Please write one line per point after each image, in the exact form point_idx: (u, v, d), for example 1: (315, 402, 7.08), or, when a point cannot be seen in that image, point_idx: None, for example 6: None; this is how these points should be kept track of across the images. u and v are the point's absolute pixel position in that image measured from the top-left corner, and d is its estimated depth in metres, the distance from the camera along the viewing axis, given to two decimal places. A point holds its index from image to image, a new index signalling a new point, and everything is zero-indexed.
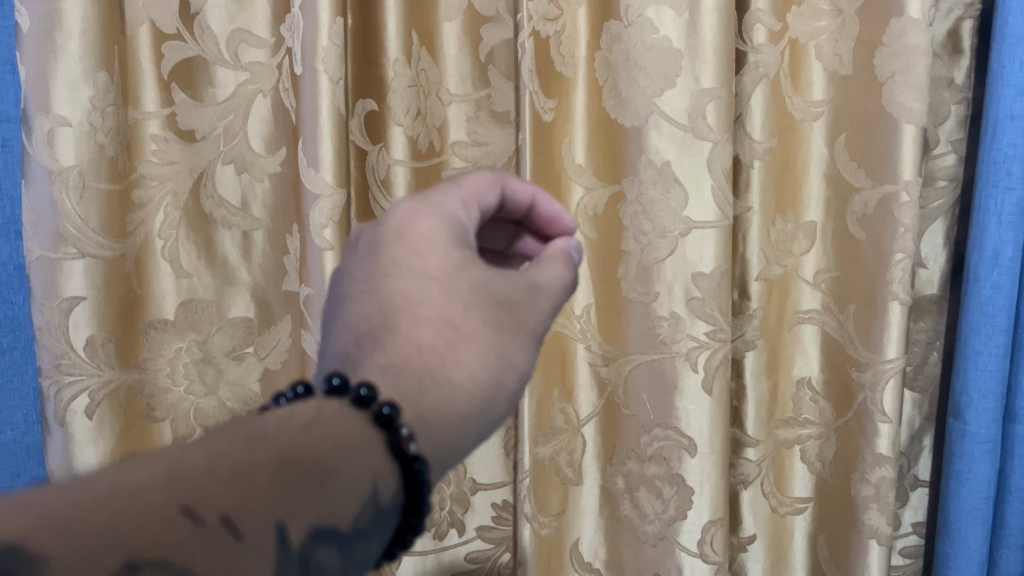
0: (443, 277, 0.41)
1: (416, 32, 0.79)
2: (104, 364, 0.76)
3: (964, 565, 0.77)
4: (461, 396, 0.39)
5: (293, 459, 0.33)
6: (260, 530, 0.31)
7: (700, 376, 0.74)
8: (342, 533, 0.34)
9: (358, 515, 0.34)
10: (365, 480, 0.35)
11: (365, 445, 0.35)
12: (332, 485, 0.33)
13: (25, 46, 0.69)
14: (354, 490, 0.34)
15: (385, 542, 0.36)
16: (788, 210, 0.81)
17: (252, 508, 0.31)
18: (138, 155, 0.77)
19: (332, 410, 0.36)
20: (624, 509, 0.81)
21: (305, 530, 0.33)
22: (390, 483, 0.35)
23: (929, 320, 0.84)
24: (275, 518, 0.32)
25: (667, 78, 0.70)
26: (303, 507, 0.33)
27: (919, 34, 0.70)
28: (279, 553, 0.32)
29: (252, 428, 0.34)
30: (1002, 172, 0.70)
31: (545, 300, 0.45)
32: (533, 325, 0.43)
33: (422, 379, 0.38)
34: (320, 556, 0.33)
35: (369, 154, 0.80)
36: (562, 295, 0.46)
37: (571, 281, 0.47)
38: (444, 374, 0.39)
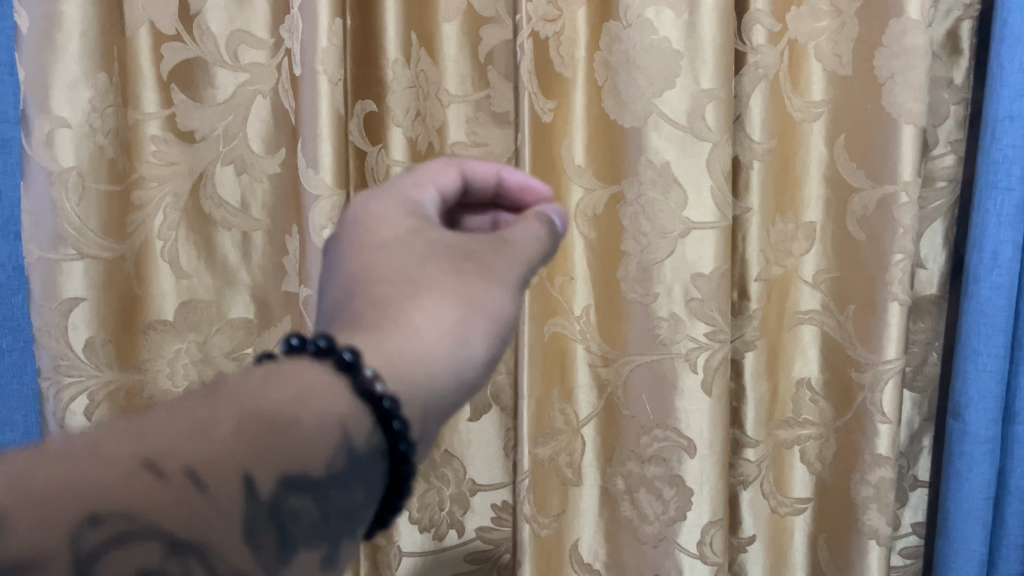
0: (396, 245, 0.40)
1: (416, 32, 0.80)
2: (104, 364, 0.76)
3: (964, 565, 0.77)
4: (427, 345, 0.36)
5: (256, 409, 0.32)
6: (226, 482, 0.30)
7: (699, 377, 0.74)
8: (314, 480, 0.32)
9: (330, 464, 0.32)
10: (335, 426, 0.33)
11: (329, 388, 0.33)
12: (297, 433, 0.32)
13: (24, 46, 0.69)
14: (324, 437, 0.33)
15: (372, 501, 0.35)
16: (788, 210, 0.81)
17: (215, 461, 0.30)
18: (138, 155, 0.77)
19: (297, 364, 0.34)
20: (625, 510, 0.80)
21: (273, 480, 0.31)
22: (363, 428, 0.33)
23: (928, 321, 0.84)
24: (240, 467, 0.31)
25: (666, 78, 0.70)
26: (269, 459, 0.31)
27: (918, 35, 0.70)
28: (248, 503, 0.31)
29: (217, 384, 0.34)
30: (1002, 172, 0.70)
31: (515, 254, 0.42)
32: (501, 273, 0.41)
33: (381, 333, 0.36)
34: (293, 505, 0.32)
35: (369, 154, 0.80)
36: (532, 248, 0.44)
37: (544, 236, 0.45)
38: (406, 325, 0.37)
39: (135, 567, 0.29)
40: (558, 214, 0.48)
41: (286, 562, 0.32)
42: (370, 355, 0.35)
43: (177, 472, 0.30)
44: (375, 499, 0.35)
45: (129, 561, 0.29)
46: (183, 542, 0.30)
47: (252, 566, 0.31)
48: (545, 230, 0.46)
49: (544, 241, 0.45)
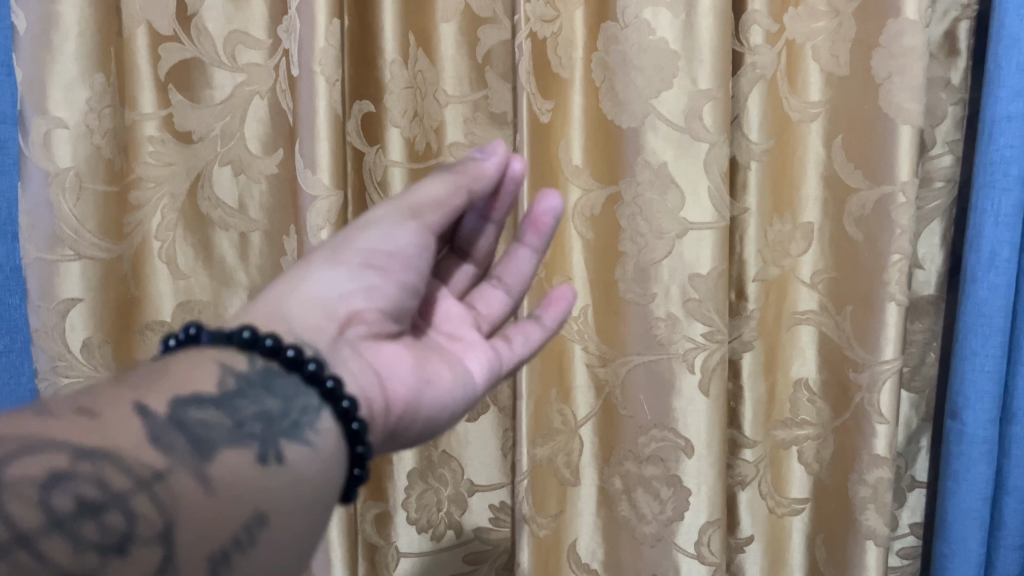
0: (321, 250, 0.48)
1: (413, 32, 0.80)
2: (101, 365, 0.76)
3: (962, 565, 0.77)
4: (305, 285, 0.45)
5: (134, 373, 0.38)
6: (117, 408, 0.35)
7: (697, 377, 0.74)
8: (212, 398, 0.37)
9: (221, 383, 0.38)
10: (209, 362, 0.39)
11: (197, 348, 0.40)
12: (172, 372, 0.38)
13: (22, 47, 0.69)
14: (201, 370, 0.38)
15: (306, 409, 0.39)
16: (785, 211, 0.82)
17: (103, 398, 0.35)
18: (136, 156, 0.77)
19: (179, 350, 0.41)
20: (622, 510, 0.80)
21: (167, 402, 0.36)
22: (240, 358, 0.40)
23: (926, 321, 0.84)
24: (130, 400, 0.35)
25: (664, 79, 0.70)
26: (152, 391, 0.36)
27: (917, 35, 0.70)
28: (147, 419, 0.35)
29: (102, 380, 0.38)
30: (1000, 173, 0.70)
31: (406, 200, 0.49)
32: (394, 210, 0.49)
33: (288, 282, 0.46)
34: (197, 416, 0.36)
35: (367, 155, 0.80)
36: (433, 186, 0.50)
37: (449, 174, 0.51)
38: (295, 274, 0.46)
39: (45, 472, 0.31)
40: (494, 157, 0.52)
41: (210, 460, 0.35)
42: (278, 291, 0.46)
43: (69, 409, 0.34)
44: (304, 408, 0.39)
45: (38, 468, 0.31)
46: (90, 450, 0.32)
47: (170, 464, 0.34)
48: (460, 175, 0.51)
49: (457, 184, 0.50)
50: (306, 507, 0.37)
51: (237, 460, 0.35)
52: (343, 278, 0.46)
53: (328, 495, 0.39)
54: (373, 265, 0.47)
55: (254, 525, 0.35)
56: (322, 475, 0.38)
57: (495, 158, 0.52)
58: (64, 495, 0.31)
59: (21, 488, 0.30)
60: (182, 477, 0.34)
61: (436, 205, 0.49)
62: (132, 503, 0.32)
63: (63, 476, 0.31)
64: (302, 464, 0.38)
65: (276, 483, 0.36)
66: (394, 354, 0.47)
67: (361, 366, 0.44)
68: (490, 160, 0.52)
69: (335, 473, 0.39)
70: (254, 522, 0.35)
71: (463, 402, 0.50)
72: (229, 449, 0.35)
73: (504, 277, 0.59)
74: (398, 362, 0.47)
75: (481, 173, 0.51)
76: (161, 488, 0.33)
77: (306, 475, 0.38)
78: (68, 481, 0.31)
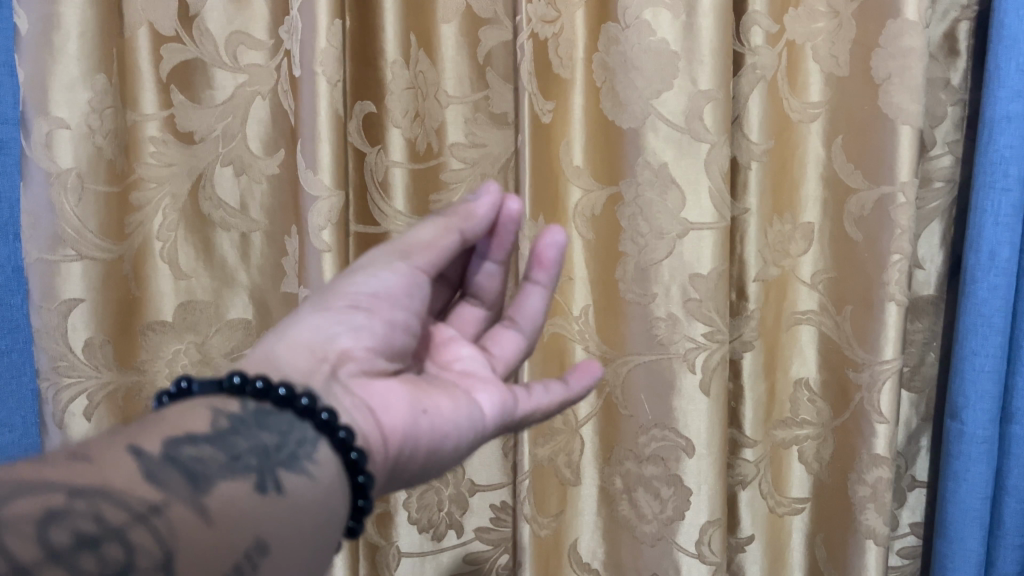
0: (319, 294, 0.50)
1: (414, 33, 0.80)
2: (103, 365, 0.76)
3: (962, 565, 0.77)
4: (292, 331, 0.46)
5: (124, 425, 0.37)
6: (111, 450, 0.34)
7: (697, 377, 0.74)
8: (205, 437, 0.37)
9: (213, 422, 0.38)
10: (202, 408, 0.39)
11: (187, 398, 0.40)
12: (166, 417, 0.38)
13: (23, 48, 0.69)
14: (193, 414, 0.38)
15: (302, 441, 0.39)
16: (785, 211, 0.82)
17: (94, 446, 0.35)
18: (137, 157, 0.77)
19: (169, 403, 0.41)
20: (622, 509, 0.81)
21: (159, 442, 0.35)
22: (231, 402, 0.40)
23: (925, 321, 0.84)
24: (123, 444, 0.35)
25: (664, 79, 0.70)
26: (145, 434, 0.36)
27: (916, 36, 0.70)
28: (141, 459, 0.34)
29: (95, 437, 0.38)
30: (1000, 173, 0.71)
31: (395, 244, 0.50)
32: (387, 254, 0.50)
33: (277, 331, 0.46)
34: (191, 453, 0.36)
35: (368, 155, 0.80)
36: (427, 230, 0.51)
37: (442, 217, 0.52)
38: (283, 323, 0.47)
39: (40, 509, 0.30)
40: (487, 196, 0.53)
41: (207, 491, 0.34)
42: (274, 332, 0.47)
43: (60, 455, 0.33)
44: (300, 441, 0.39)
45: (32, 507, 0.30)
46: (84, 488, 0.32)
47: (167, 498, 0.33)
48: (451, 217, 0.52)
49: (447, 226, 0.51)
50: (308, 537, 0.37)
51: (235, 492, 0.35)
52: (330, 320, 0.46)
53: (330, 525, 0.38)
54: (363, 307, 0.47)
55: (256, 553, 0.34)
56: (323, 504, 0.38)
57: (488, 197, 0.53)
58: (61, 530, 0.30)
59: (17, 524, 0.29)
60: (179, 509, 0.33)
61: (424, 246, 0.50)
62: (130, 535, 0.31)
63: (59, 513, 0.30)
64: (301, 494, 0.37)
65: (277, 512, 0.36)
66: (390, 389, 0.46)
67: (354, 403, 0.44)
68: (483, 200, 0.53)
69: (336, 503, 0.39)
70: (255, 551, 0.34)
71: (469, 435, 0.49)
72: (226, 481, 0.35)
73: (516, 317, 0.59)
74: (395, 395, 0.46)
75: (471, 212, 0.52)
76: (158, 519, 0.32)
77: (306, 505, 0.37)
78: (64, 516, 0.30)
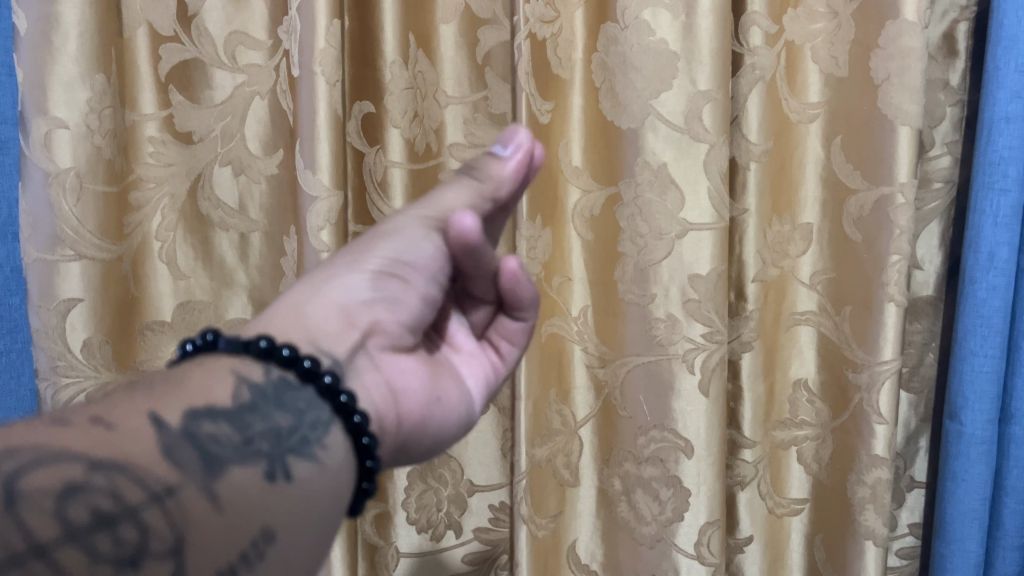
0: (345, 251, 0.48)
1: (413, 34, 0.80)
2: (102, 366, 0.76)
3: (961, 566, 0.77)
4: (326, 291, 0.45)
5: (148, 382, 0.37)
6: (132, 419, 0.34)
7: (696, 378, 0.74)
8: (225, 411, 0.36)
9: (235, 394, 0.37)
10: (225, 370, 0.38)
11: (213, 355, 0.40)
12: (189, 380, 0.37)
13: (23, 48, 0.69)
14: (216, 381, 0.38)
15: (315, 424, 0.38)
16: (784, 212, 0.82)
17: (117, 409, 0.35)
18: (135, 156, 0.78)
19: (196, 357, 0.40)
20: (622, 510, 0.80)
21: (180, 414, 0.35)
22: (256, 368, 0.39)
23: (925, 322, 0.84)
24: (146, 410, 0.35)
25: (663, 79, 0.70)
26: (167, 402, 0.36)
27: (915, 37, 0.70)
28: (159, 433, 0.34)
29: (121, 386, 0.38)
30: (999, 173, 0.70)
31: (431, 209, 0.49)
32: (424, 223, 0.49)
33: (308, 288, 0.45)
34: (209, 431, 0.35)
35: (367, 155, 0.80)
36: (461, 197, 0.50)
37: (476, 182, 0.50)
38: (314, 280, 0.45)
39: (61, 483, 0.31)
40: (515, 156, 0.51)
41: (219, 476, 0.34)
42: (304, 292, 0.45)
43: (85, 418, 0.34)
44: (313, 423, 0.38)
45: (52, 479, 0.31)
46: (104, 461, 0.32)
47: (181, 480, 0.33)
48: (483, 181, 0.50)
49: (479, 194, 0.50)
50: (313, 527, 0.37)
51: (246, 479, 0.35)
52: (369, 286, 0.46)
53: (336, 512, 0.38)
54: (399, 277, 0.47)
55: (262, 541, 0.35)
56: (331, 491, 0.38)
57: (518, 155, 0.51)
58: (79, 507, 0.31)
59: (36, 498, 0.30)
60: (192, 493, 0.33)
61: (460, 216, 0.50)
62: (144, 516, 0.32)
63: (78, 487, 0.31)
64: (309, 482, 0.37)
65: (285, 501, 0.36)
66: (408, 366, 0.47)
67: (378, 380, 0.44)
68: (512, 159, 0.51)
69: (343, 488, 0.39)
70: (262, 539, 0.35)
71: (466, 422, 0.51)
72: (238, 466, 0.35)
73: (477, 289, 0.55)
74: (412, 375, 0.47)
75: (503, 176, 0.51)
76: (172, 502, 0.33)
77: (314, 492, 0.37)
78: (82, 492, 0.31)
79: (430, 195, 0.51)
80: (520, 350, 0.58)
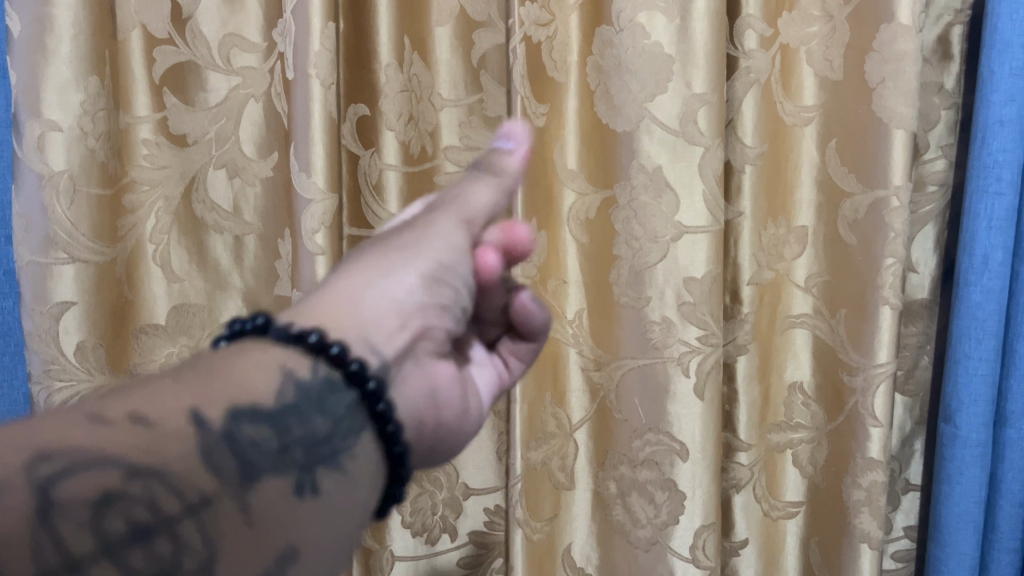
0: (390, 241, 0.45)
1: (408, 37, 0.79)
2: (95, 369, 0.75)
3: (956, 570, 0.77)
4: (379, 287, 0.42)
5: (193, 368, 0.37)
6: (172, 418, 0.34)
7: (691, 381, 0.74)
8: (267, 412, 0.36)
9: (279, 392, 0.37)
10: (271, 362, 0.38)
11: (262, 342, 0.39)
12: (234, 373, 0.37)
13: (16, 50, 0.69)
14: (261, 372, 0.37)
15: (349, 432, 0.38)
16: (779, 215, 0.82)
17: (155, 402, 0.34)
18: (130, 160, 0.77)
19: (244, 341, 0.39)
20: (617, 514, 0.80)
21: (223, 412, 0.35)
22: (302, 362, 0.38)
23: (920, 325, 0.84)
24: (187, 406, 0.34)
25: (658, 83, 0.70)
26: (209, 398, 0.35)
27: (909, 40, 0.71)
28: (199, 434, 0.34)
29: (163, 370, 0.37)
30: (993, 176, 0.71)
31: (462, 209, 0.47)
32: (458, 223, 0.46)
33: (357, 279, 0.42)
34: (249, 434, 0.35)
35: (362, 158, 0.80)
36: (487, 194, 0.48)
37: (494, 178, 0.49)
38: (364, 274, 0.42)
39: (97, 491, 0.31)
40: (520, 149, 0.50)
41: (253, 487, 0.34)
42: (352, 285, 0.42)
43: (124, 416, 0.33)
44: (348, 431, 0.38)
45: (89, 488, 0.31)
46: (142, 468, 0.32)
47: (217, 490, 0.33)
48: (501, 178, 0.49)
49: (499, 192, 0.48)
50: (340, 538, 0.37)
51: (280, 489, 0.35)
52: (420, 288, 0.43)
53: (363, 521, 0.38)
54: (450, 280, 0.44)
55: (288, 558, 0.34)
56: (358, 501, 0.38)
57: (523, 149, 0.50)
58: (115, 519, 0.31)
59: (72, 509, 0.30)
60: (226, 504, 0.33)
61: (488, 216, 0.48)
62: (179, 528, 0.32)
63: (114, 497, 0.31)
64: (339, 493, 0.37)
65: (312, 515, 0.36)
66: (448, 372, 0.46)
67: (422, 383, 0.43)
68: (518, 153, 0.50)
69: (368, 498, 0.38)
70: (289, 556, 0.34)
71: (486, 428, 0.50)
72: (273, 475, 0.35)
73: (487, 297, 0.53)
74: (451, 381, 0.46)
75: (515, 170, 0.50)
76: (206, 514, 0.33)
77: (343, 505, 0.37)
78: (117, 503, 0.31)
79: (452, 190, 0.48)
80: (526, 364, 0.55)
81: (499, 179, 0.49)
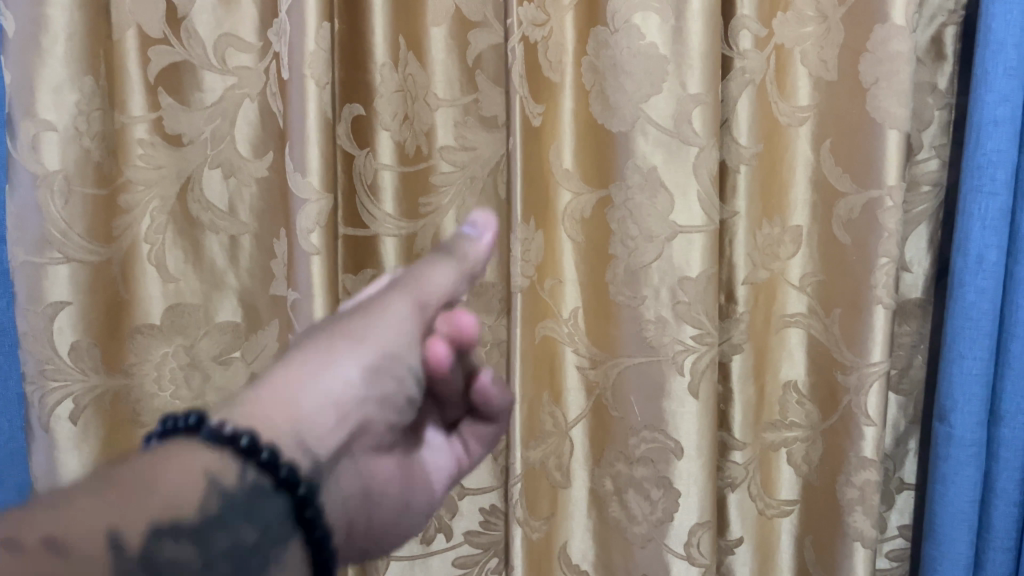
0: (337, 329, 0.42)
1: (404, 37, 0.80)
2: (90, 369, 0.76)
3: (951, 569, 0.77)
4: (319, 380, 0.39)
5: (111, 478, 0.33)
6: (85, 543, 0.30)
7: (686, 380, 0.74)
8: (192, 527, 0.33)
9: (205, 505, 0.34)
10: (196, 470, 0.34)
11: (189, 446, 0.35)
12: (156, 482, 0.33)
13: (10, 49, 0.69)
14: (186, 481, 0.34)
15: (276, 541, 0.35)
16: (774, 214, 0.82)
17: (70, 523, 0.30)
18: (124, 159, 0.77)
19: (172, 442, 0.36)
20: (613, 511, 0.81)
21: (144, 530, 0.32)
22: (230, 469, 0.35)
23: (914, 324, 0.85)
24: (102, 529, 0.31)
25: (654, 83, 0.70)
26: (129, 514, 0.32)
27: (903, 40, 0.71)
28: (116, 560, 0.31)
29: (77, 478, 0.33)
30: (987, 177, 0.71)
31: (418, 292, 0.44)
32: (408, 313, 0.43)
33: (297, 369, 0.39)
34: (172, 549, 0.32)
35: (357, 158, 0.79)
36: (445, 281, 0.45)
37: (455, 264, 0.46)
38: (306, 365, 0.40)
39: None
40: (486, 236, 0.48)
41: None
42: (291, 375, 0.39)
43: (34, 540, 0.29)
44: (275, 540, 0.35)
45: None
46: None
47: None
48: (461, 263, 0.46)
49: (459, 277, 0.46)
50: None
51: None
52: (362, 381, 0.40)
53: None
54: (393, 375, 0.42)
55: None
56: None
57: (488, 235, 0.48)
58: None
59: None
60: None
61: (444, 303, 0.45)
62: None
63: None
64: None
65: None
66: (385, 466, 0.44)
67: (359, 482, 0.41)
68: (484, 240, 0.48)
69: None
70: None
71: (427, 518, 0.49)
72: None
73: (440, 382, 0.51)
74: (390, 473, 0.44)
75: (480, 256, 0.47)
76: None
77: None
78: None
79: (411, 270, 0.46)
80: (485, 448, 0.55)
81: (457, 265, 0.46)
